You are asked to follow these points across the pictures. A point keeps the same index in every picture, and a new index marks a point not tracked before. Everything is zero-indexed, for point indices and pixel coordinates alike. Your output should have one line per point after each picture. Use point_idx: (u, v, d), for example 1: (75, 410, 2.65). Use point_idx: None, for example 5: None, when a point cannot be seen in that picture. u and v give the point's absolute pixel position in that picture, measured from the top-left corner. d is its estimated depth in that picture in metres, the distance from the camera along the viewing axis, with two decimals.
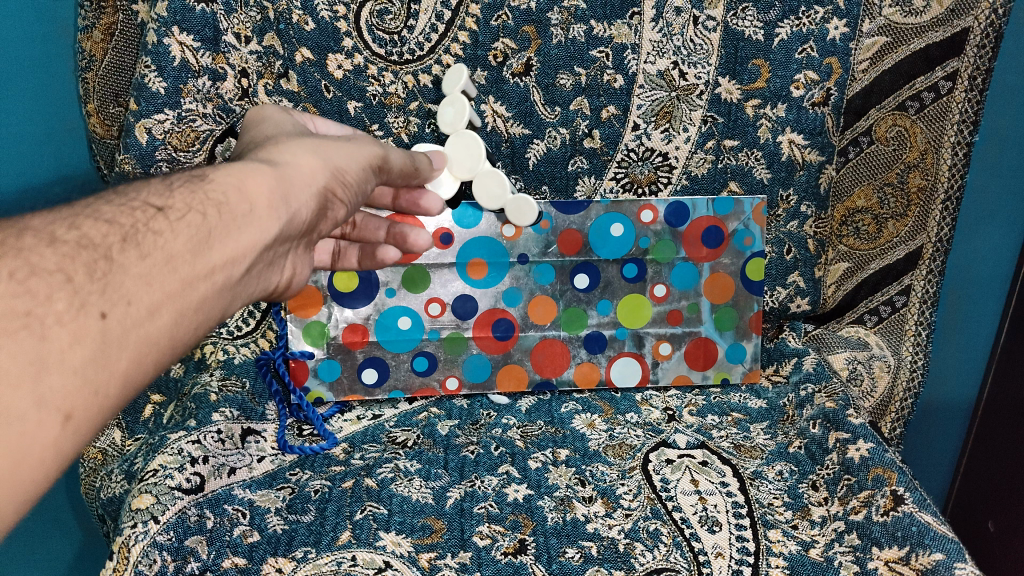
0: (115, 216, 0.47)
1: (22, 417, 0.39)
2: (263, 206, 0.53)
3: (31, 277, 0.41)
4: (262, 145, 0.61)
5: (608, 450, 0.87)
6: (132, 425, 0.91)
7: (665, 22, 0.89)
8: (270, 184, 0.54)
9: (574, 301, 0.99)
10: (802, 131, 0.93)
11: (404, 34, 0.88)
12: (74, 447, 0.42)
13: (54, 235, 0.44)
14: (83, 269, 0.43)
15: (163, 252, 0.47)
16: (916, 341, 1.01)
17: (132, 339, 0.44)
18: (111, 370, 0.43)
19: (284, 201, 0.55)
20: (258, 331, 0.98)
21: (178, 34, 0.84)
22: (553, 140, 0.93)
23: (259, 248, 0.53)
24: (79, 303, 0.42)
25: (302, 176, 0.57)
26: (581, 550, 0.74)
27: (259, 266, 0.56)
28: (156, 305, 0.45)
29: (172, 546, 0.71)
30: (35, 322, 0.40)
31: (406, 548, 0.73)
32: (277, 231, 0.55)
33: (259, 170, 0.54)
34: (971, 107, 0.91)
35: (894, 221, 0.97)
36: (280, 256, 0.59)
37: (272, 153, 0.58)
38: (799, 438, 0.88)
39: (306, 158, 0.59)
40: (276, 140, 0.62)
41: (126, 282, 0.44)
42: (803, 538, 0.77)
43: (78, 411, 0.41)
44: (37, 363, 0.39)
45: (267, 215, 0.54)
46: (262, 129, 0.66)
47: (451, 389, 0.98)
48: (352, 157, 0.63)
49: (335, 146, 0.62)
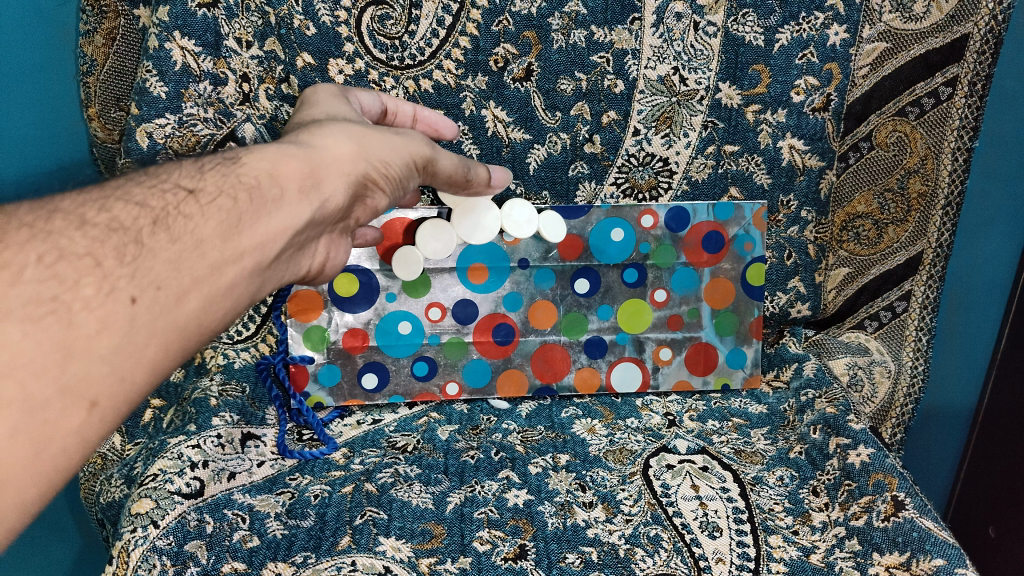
0: (146, 199, 0.49)
1: (47, 403, 0.41)
2: (294, 192, 0.54)
3: (59, 261, 0.43)
4: (308, 126, 0.62)
5: (608, 455, 0.87)
6: (132, 429, 0.90)
7: (666, 28, 0.89)
8: (304, 170, 0.55)
9: (574, 306, 0.99)
10: (801, 137, 0.93)
11: (405, 39, 0.88)
12: (98, 436, 0.44)
13: (84, 218, 0.46)
14: (112, 253, 0.45)
15: (192, 236, 0.48)
16: (915, 348, 1.01)
17: (160, 325, 0.45)
18: (137, 357, 0.45)
19: (316, 187, 0.55)
20: (258, 336, 0.98)
21: (179, 38, 0.84)
22: (554, 145, 0.93)
23: (289, 234, 0.53)
24: (107, 289, 0.43)
25: (336, 162, 0.57)
26: (581, 555, 0.74)
27: (290, 251, 0.56)
28: (185, 290, 0.46)
29: (171, 551, 0.70)
30: (62, 307, 0.42)
31: (406, 553, 0.73)
32: (310, 217, 0.54)
33: (292, 154, 0.55)
34: (971, 113, 0.92)
35: (894, 227, 0.98)
36: (313, 240, 0.60)
37: (316, 135, 0.59)
38: (799, 444, 0.88)
39: (346, 145, 0.59)
40: (322, 122, 0.62)
41: (155, 267, 0.45)
42: (804, 543, 0.76)
43: (102, 397, 0.43)
44: (63, 350, 0.41)
45: (298, 200, 0.54)
46: (314, 111, 0.68)
47: (451, 394, 0.98)
48: (396, 152, 0.63)
49: (379, 137, 0.62)
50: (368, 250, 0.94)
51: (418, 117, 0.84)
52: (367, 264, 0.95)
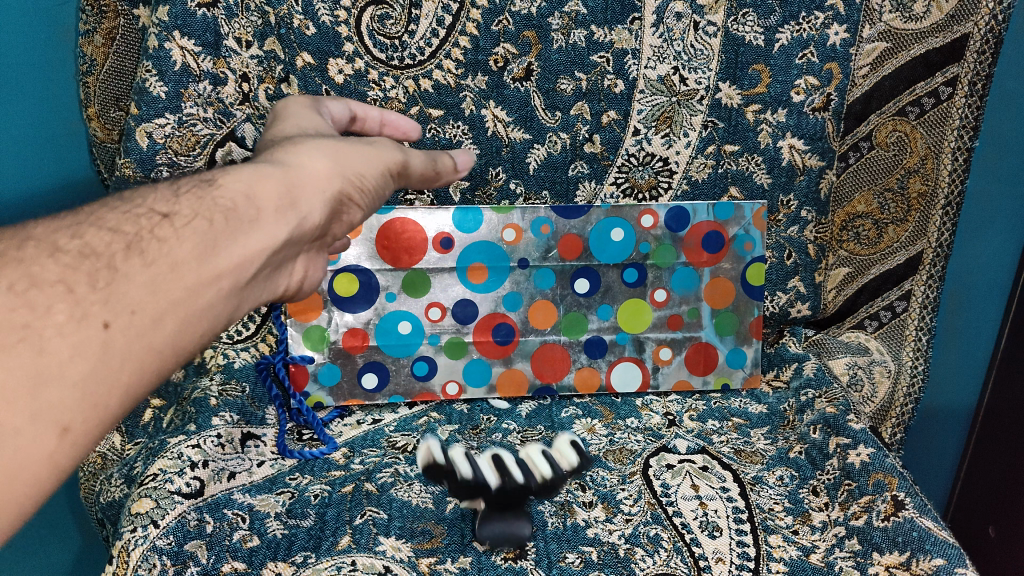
0: (120, 224, 0.47)
1: (16, 433, 0.38)
2: (270, 212, 0.52)
3: (31, 288, 0.41)
4: (281, 143, 0.60)
5: (608, 455, 0.87)
6: (132, 429, 0.90)
7: (666, 27, 0.89)
8: (281, 189, 0.53)
9: (574, 306, 0.99)
10: (802, 136, 0.93)
11: (405, 38, 0.88)
12: (69, 464, 0.41)
13: (56, 245, 0.44)
14: (85, 279, 0.42)
15: (168, 259, 0.45)
16: (916, 348, 1.01)
17: (137, 349, 0.43)
18: (112, 382, 0.42)
19: (292, 207, 0.53)
20: (258, 335, 0.98)
21: (178, 38, 0.84)
22: (554, 144, 0.93)
23: (267, 253, 0.51)
24: (80, 314, 0.41)
25: (313, 181, 0.56)
26: (581, 555, 0.74)
27: (267, 271, 0.53)
28: (162, 314, 0.44)
29: (171, 551, 0.70)
30: (33, 334, 0.39)
31: (406, 553, 0.73)
32: (287, 236, 0.53)
33: (268, 174, 0.53)
34: (971, 113, 0.92)
35: (894, 226, 0.97)
36: (289, 259, 0.57)
37: (290, 153, 0.57)
38: (799, 444, 0.88)
39: (321, 162, 0.58)
40: (296, 139, 0.61)
41: (130, 290, 0.43)
42: (804, 543, 0.76)
43: (77, 421, 0.40)
44: (35, 377, 0.38)
45: (275, 220, 0.52)
46: (286, 125, 0.65)
47: (451, 394, 0.98)
48: (369, 162, 0.63)
49: (352, 150, 0.62)
50: (368, 250, 0.94)
51: (386, 121, 0.82)
52: (367, 264, 0.95)
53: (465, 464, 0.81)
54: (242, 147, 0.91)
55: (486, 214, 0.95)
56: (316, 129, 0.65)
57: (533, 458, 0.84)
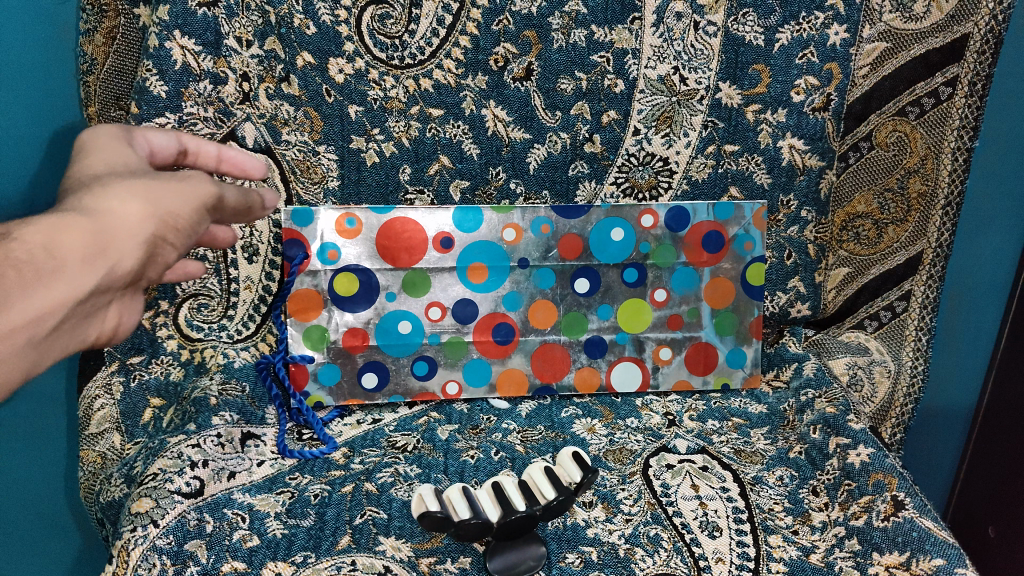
0: None
1: None
2: (73, 264, 0.45)
3: None
4: (77, 185, 0.49)
5: (608, 455, 0.87)
6: (132, 429, 0.89)
7: (666, 27, 0.89)
8: (87, 239, 0.45)
9: (574, 306, 0.99)
10: (802, 136, 0.94)
11: (405, 38, 0.88)
12: None
13: None
14: None
15: None
16: (916, 348, 1.00)
17: None
18: None
19: (101, 255, 0.46)
20: (258, 335, 0.98)
21: (179, 37, 0.84)
22: (554, 144, 0.93)
23: (67, 306, 0.45)
24: None
25: (124, 227, 0.47)
26: (581, 555, 0.74)
27: (73, 320, 0.47)
28: None
29: (172, 550, 0.70)
30: None
31: (406, 552, 0.73)
32: (95, 287, 0.46)
33: (63, 222, 0.45)
34: (971, 113, 0.91)
35: (894, 227, 0.97)
36: (97, 307, 0.50)
37: (89, 193, 0.47)
38: (799, 444, 0.88)
39: (128, 202, 0.48)
40: (97, 176, 0.50)
41: None
42: (803, 543, 0.76)
43: None
44: None
45: (80, 272, 0.45)
46: (88, 160, 0.53)
47: (451, 394, 0.98)
48: (185, 201, 0.52)
49: (163, 184, 0.51)
50: (368, 249, 0.94)
51: (223, 157, 0.66)
52: (367, 264, 0.95)
53: (462, 504, 0.71)
54: (242, 147, 0.91)
55: (486, 214, 0.95)
56: (124, 166, 0.54)
57: (536, 480, 0.75)
